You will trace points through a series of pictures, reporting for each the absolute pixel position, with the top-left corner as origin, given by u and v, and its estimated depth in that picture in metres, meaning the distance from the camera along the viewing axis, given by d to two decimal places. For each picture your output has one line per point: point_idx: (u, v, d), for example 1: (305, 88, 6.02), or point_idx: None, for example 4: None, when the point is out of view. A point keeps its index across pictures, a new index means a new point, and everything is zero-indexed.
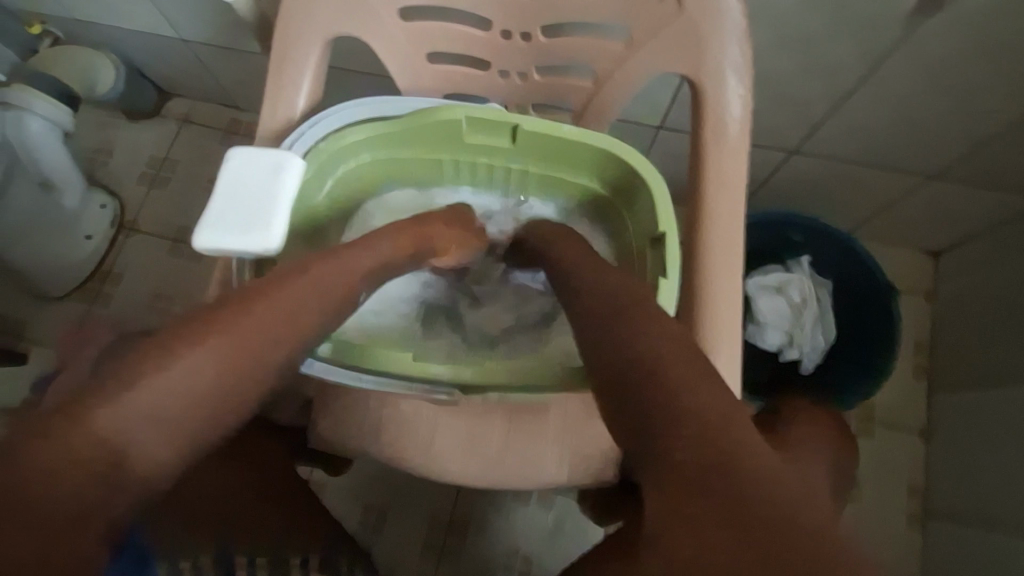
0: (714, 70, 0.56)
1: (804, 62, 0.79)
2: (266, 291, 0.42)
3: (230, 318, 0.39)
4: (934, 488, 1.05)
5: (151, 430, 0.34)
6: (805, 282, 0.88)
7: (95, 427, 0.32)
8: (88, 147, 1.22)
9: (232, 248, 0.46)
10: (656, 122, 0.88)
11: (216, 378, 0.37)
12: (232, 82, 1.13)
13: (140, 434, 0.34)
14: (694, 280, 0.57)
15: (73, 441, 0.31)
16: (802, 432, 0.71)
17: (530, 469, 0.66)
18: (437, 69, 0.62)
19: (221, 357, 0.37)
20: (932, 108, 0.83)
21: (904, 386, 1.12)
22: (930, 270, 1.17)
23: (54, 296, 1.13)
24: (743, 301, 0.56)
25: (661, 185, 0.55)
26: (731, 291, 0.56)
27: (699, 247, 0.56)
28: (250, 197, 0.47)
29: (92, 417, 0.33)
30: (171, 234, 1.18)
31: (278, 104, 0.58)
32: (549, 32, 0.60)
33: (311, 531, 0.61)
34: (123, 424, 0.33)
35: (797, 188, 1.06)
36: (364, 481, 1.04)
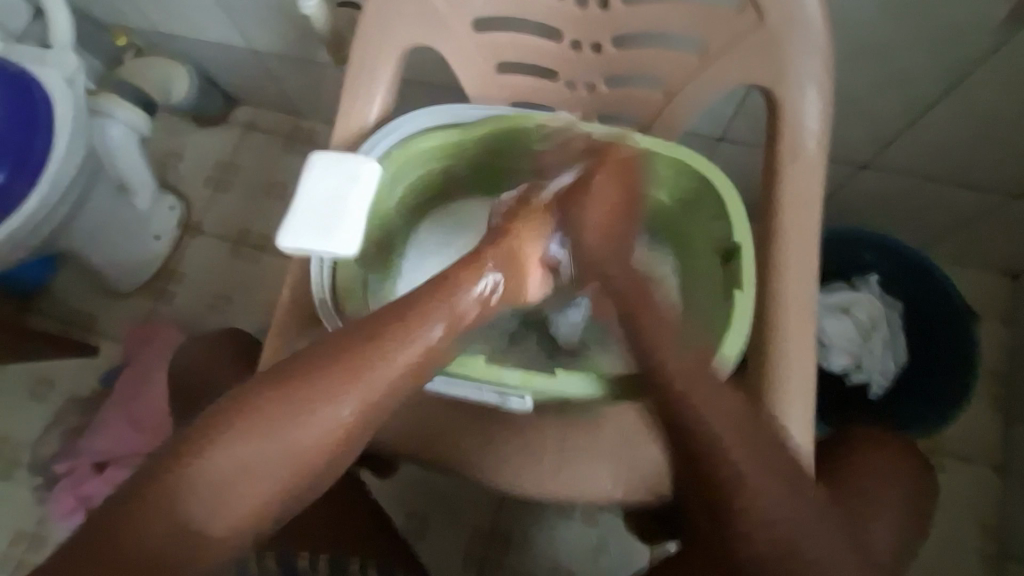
0: (792, 83, 0.55)
1: (880, 74, 0.76)
2: (350, 348, 0.45)
3: (289, 403, 0.43)
4: (1011, 530, 0.98)
5: (237, 504, 0.42)
6: (873, 302, 0.85)
7: (189, 508, 0.40)
8: (160, 152, 1.29)
9: (314, 249, 0.47)
10: (717, 134, 0.86)
11: (280, 463, 0.42)
12: (296, 91, 1.17)
13: (228, 508, 0.41)
14: (767, 296, 0.55)
15: (173, 520, 0.40)
16: (871, 461, 0.68)
17: (585, 485, 0.65)
18: (505, 80, 0.62)
19: (278, 447, 0.43)
20: (1019, 123, 0.79)
21: (977, 417, 1.05)
22: (1007, 294, 1.10)
23: (122, 292, 1.19)
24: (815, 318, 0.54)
25: (733, 196, 0.55)
26: (806, 309, 0.54)
27: (773, 263, 0.55)
28: (329, 204, 0.48)
29: (186, 497, 0.41)
30: (233, 236, 1.23)
31: (353, 113, 0.59)
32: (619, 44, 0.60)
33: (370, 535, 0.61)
34: (214, 502, 0.41)
35: (863, 204, 1.01)
36: (408, 487, 1.05)
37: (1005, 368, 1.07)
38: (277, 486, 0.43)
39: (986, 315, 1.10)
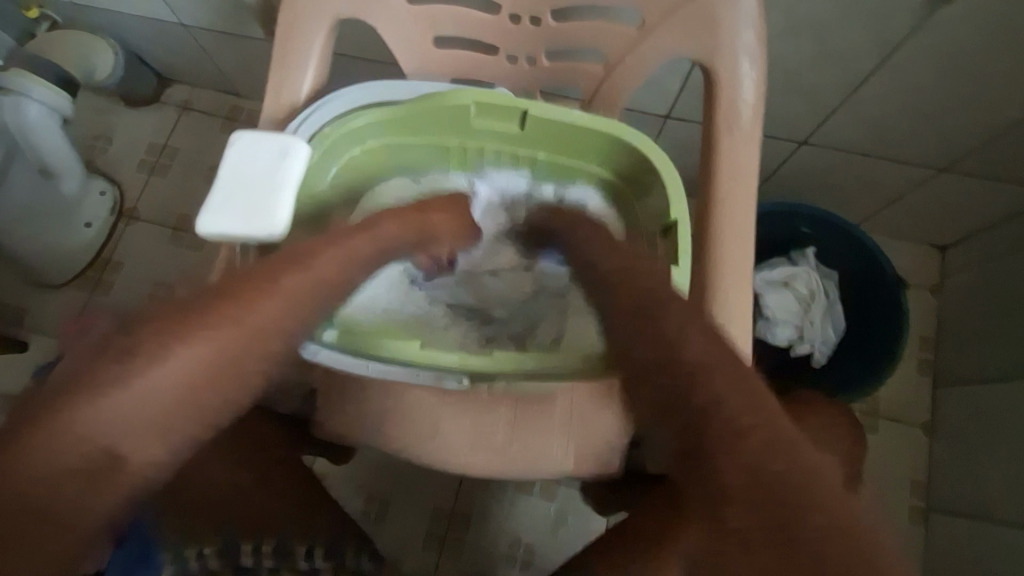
0: (728, 57, 0.55)
1: (815, 52, 0.77)
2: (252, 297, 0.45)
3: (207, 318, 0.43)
4: (937, 482, 1.05)
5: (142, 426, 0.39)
6: (812, 276, 0.88)
7: (81, 426, 0.37)
8: (87, 134, 1.21)
9: (234, 231, 0.46)
10: (663, 111, 0.86)
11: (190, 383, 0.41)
12: (233, 68, 1.11)
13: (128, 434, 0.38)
14: (707, 274, 0.55)
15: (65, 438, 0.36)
16: None
17: (536, 459, 0.66)
18: (445, 55, 0.61)
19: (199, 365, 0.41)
20: (944, 99, 0.82)
21: (909, 380, 1.12)
22: (936, 264, 1.17)
23: (53, 285, 1.12)
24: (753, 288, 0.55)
25: (677, 181, 0.55)
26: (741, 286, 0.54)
27: (709, 234, 0.55)
28: (255, 181, 0.47)
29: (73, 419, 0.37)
30: (172, 221, 1.17)
31: (283, 88, 0.57)
32: (559, 16, 0.59)
33: (318, 520, 0.60)
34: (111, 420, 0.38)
35: (804, 179, 1.05)
36: (366, 472, 1.04)
37: (934, 333, 1.14)
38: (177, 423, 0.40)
39: (917, 283, 1.16)
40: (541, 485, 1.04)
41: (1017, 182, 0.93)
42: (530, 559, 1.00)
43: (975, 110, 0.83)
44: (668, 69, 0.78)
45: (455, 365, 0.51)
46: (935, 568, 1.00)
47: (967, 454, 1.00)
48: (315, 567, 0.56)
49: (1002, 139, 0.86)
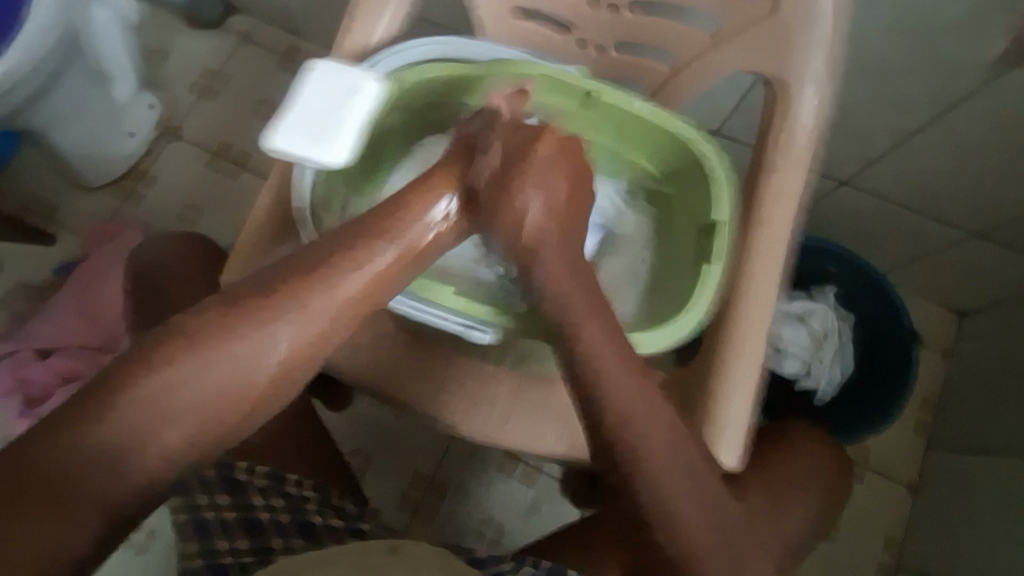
0: (795, 78, 0.56)
1: (877, 93, 0.78)
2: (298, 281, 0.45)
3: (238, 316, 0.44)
4: (909, 543, 1.06)
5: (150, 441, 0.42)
6: (829, 314, 0.88)
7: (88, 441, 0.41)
8: (146, 47, 1.23)
9: (303, 154, 0.47)
10: (714, 125, 0.87)
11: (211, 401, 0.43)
12: (301, 8, 1.12)
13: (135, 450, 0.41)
14: (729, 292, 0.56)
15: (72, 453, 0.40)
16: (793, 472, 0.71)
17: (530, 435, 0.66)
18: (518, 27, 0.62)
19: (214, 383, 0.43)
20: (993, 165, 0.82)
21: (901, 438, 1.12)
22: (950, 328, 1.17)
23: (89, 186, 1.15)
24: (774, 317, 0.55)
25: (726, 191, 0.56)
26: (765, 303, 0.55)
27: (739, 252, 0.56)
28: (323, 111, 0.48)
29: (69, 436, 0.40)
30: (212, 147, 1.19)
31: (357, 30, 0.58)
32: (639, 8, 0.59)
33: (308, 454, 0.62)
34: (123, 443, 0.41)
35: (837, 219, 1.05)
36: (356, 423, 1.06)
37: (935, 396, 1.14)
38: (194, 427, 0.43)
39: (928, 344, 1.16)
40: (523, 469, 1.05)
41: None
42: (499, 538, 1.02)
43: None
44: (730, 82, 0.78)
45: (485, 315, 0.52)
46: None
47: (945, 521, 1.00)
48: (304, 497, 0.56)
49: None
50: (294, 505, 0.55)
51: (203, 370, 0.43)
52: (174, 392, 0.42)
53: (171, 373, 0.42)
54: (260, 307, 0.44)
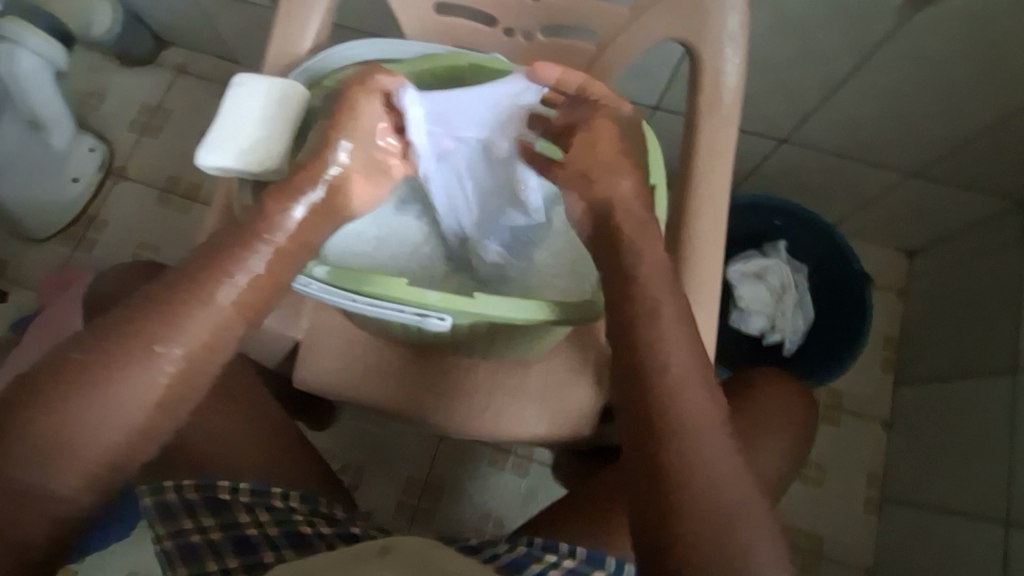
0: (714, 41, 0.58)
1: (800, 49, 0.81)
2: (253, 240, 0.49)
3: (138, 318, 0.46)
4: (893, 475, 1.09)
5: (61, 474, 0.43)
6: (783, 269, 0.92)
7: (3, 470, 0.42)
8: (79, 91, 1.20)
9: (234, 168, 0.48)
10: (652, 101, 0.90)
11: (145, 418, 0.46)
12: (233, 34, 1.12)
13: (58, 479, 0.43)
14: (684, 233, 0.58)
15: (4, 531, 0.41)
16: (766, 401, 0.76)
17: (509, 421, 0.68)
18: (442, 22, 0.63)
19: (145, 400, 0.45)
20: (917, 104, 0.86)
21: (871, 378, 1.16)
22: (903, 269, 1.21)
23: (36, 237, 1.12)
24: (724, 248, 0.58)
25: (659, 157, 0.58)
26: (716, 232, 0.58)
27: (689, 197, 0.58)
28: (251, 124, 0.49)
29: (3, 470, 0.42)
30: (160, 182, 1.17)
31: (286, 40, 0.58)
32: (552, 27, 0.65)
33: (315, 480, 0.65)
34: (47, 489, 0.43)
35: (784, 177, 1.09)
36: (344, 438, 1.06)
37: (897, 335, 1.18)
38: (126, 440, 0.45)
39: (885, 286, 1.21)
40: (513, 459, 1.06)
41: (983, 191, 0.98)
42: (499, 531, 1.03)
43: (948, 118, 0.87)
44: (660, 55, 0.81)
45: (439, 302, 0.49)
46: (887, 557, 1.05)
47: (922, 451, 1.05)
48: (291, 507, 0.59)
49: (969, 148, 0.91)
50: (282, 516, 0.58)
51: (100, 399, 0.44)
52: (108, 413, 0.44)
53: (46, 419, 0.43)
54: (158, 318, 0.46)
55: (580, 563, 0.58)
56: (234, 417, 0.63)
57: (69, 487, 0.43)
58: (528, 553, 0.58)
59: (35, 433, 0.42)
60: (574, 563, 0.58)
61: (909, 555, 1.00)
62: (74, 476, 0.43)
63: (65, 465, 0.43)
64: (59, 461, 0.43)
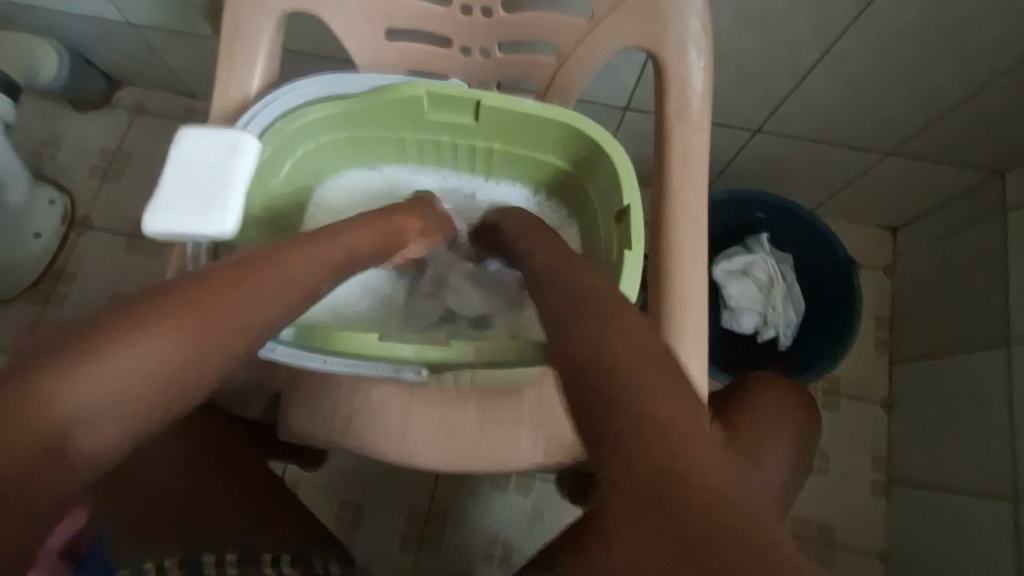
0: (676, 45, 0.57)
1: (765, 39, 0.80)
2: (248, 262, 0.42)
3: (226, 281, 0.40)
4: (897, 455, 1.09)
5: (118, 411, 0.32)
6: (769, 262, 0.91)
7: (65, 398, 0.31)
8: (33, 142, 1.16)
9: (181, 230, 0.44)
10: (622, 103, 0.88)
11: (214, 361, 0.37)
12: (186, 69, 1.08)
13: (115, 417, 0.32)
14: (663, 250, 0.56)
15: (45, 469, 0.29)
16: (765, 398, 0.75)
17: (505, 452, 0.65)
18: (396, 48, 0.60)
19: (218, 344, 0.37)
20: (887, 84, 0.85)
21: (866, 358, 1.15)
22: (888, 247, 1.21)
23: (3, 298, 1.08)
24: (706, 259, 0.56)
25: (630, 173, 0.55)
26: (696, 246, 0.56)
27: (664, 209, 0.57)
28: (200, 181, 0.46)
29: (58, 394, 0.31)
30: (127, 228, 1.13)
31: (231, 82, 0.55)
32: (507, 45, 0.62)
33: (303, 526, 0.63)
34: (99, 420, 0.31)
35: (760, 166, 1.08)
36: (341, 475, 1.03)
37: (888, 313, 1.18)
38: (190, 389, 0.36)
39: (871, 264, 1.20)
40: (515, 478, 1.04)
41: (959, 163, 0.97)
42: (508, 554, 1.00)
43: (921, 94, 0.86)
44: (624, 59, 0.79)
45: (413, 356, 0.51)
46: (900, 539, 1.04)
47: (924, 429, 1.04)
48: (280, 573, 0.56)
49: (944, 121, 0.90)
50: None
51: (184, 335, 0.35)
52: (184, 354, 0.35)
53: (121, 349, 0.33)
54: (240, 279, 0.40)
55: None
56: (212, 479, 0.63)
57: (124, 431, 0.32)
58: None
59: (101, 363, 0.32)
60: None
61: (923, 536, 0.99)
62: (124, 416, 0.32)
63: (120, 405, 0.32)
64: (121, 393, 0.32)
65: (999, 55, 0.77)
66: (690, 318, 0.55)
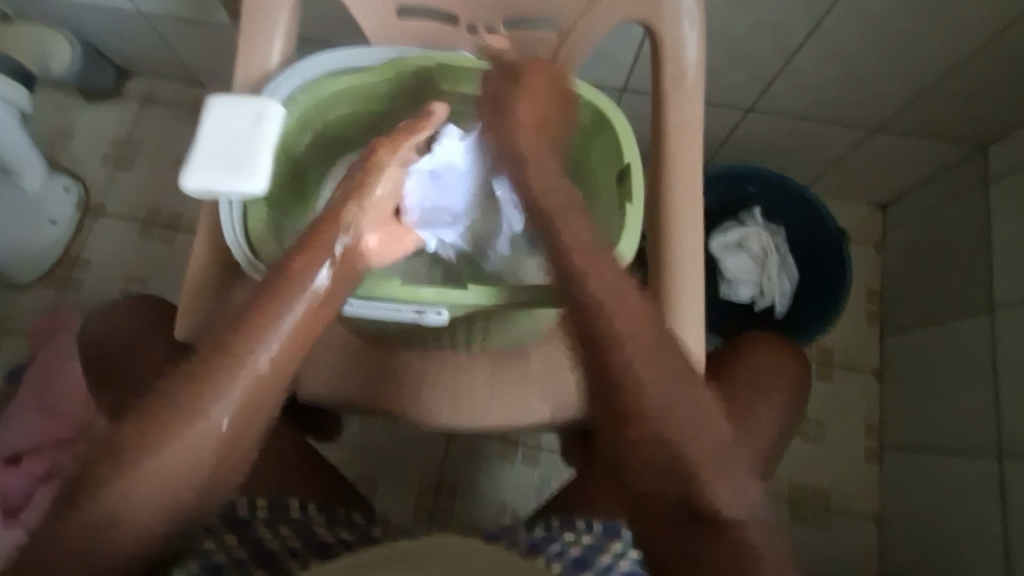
0: (670, 18, 0.60)
1: (756, 18, 0.83)
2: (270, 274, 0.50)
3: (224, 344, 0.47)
4: (888, 423, 1.13)
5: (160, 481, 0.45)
6: (763, 234, 0.94)
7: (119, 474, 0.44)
8: (47, 132, 1.19)
9: (219, 189, 0.48)
10: (620, 82, 0.92)
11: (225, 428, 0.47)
12: (194, 58, 1.11)
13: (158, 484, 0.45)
14: (662, 209, 0.60)
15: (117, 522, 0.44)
16: (759, 360, 0.78)
17: (514, 411, 0.68)
18: (406, 26, 0.64)
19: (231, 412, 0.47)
20: (873, 60, 0.89)
21: (859, 330, 1.19)
22: (879, 222, 1.24)
23: (21, 283, 1.11)
24: (703, 218, 0.60)
25: (630, 137, 0.59)
26: (693, 204, 0.59)
27: (663, 171, 0.60)
28: (233, 144, 0.49)
29: (113, 474, 0.44)
30: (141, 215, 1.17)
31: (253, 57, 0.59)
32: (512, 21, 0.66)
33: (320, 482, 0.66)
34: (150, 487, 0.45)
35: (754, 144, 1.12)
36: (354, 448, 1.07)
37: (880, 286, 1.21)
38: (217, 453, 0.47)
39: (863, 240, 1.24)
40: (522, 450, 1.08)
41: (945, 137, 1.01)
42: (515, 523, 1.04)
43: (902, 71, 0.90)
44: (622, 37, 0.82)
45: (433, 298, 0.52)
46: (892, 502, 1.08)
47: (913, 397, 1.08)
48: (309, 518, 0.60)
49: (928, 97, 0.93)
50: (302, 528, 0.59)
51: (194, 418, 0.46)
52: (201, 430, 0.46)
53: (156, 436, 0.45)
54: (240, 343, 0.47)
55: (597, 538, 0.61)
56: None
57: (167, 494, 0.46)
58: (547, 534, 0.62)
59: (142, 447, 0.45)
60: (592, 538, 0.61)
61: (913, 499, 1.03)
62: (171, 486, 0.46)
63: (160, 477, 0.45)
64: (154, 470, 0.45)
65: (979, 29, 0.80)
66: (689, 272, 0.58)
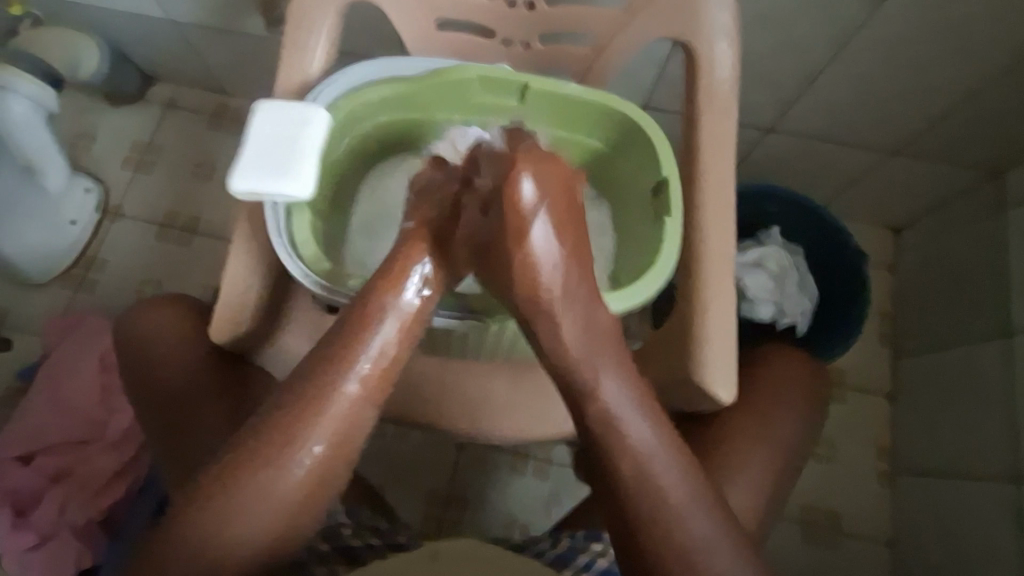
0: (705, 36, 0.61)
1: (779, 40, 0.85)
2: None
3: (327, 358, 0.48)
4: (900, 446, 1.12)
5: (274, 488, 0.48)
6: (781, 253, 0.95)
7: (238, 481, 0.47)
8: (69, 133, 1.20)
9: (265, 191, 0.49)
10: (643, 100, 0.93)
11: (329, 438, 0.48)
12: (221, 64, 1.13)
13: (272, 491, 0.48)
14: (693, 222, 0.60)
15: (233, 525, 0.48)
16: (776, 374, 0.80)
17: (538, 422, 0.68)
18: (444, 37, 0.65)
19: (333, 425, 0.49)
20: (893, 84, 0.90)
21: (872, 352, 1.19)
22: (892, 246, 1.25)
23: (38, 282, 1.11)
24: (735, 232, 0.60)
25: (666, 150, 0.60)
26: (724, 218, 0.60)
27: (695, 185, 0.61)
28: (279, 148, 0.50)
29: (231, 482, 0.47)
30: (159, 218, 1.17)
31: (295, 63, 0.60)
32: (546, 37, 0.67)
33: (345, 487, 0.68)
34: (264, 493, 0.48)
35: (771, 164, 1.13)
36: (365, 457, 1.06)
37: (893, 309, 1.22)
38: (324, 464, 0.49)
39: (875, 262, 1.24)
40: (532, 464, 1.07)
41: (960, 162, 1.02)
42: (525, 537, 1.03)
43: (918, 96, 0.92)
44: (650, 56, 0.84)
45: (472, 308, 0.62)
46: (904, 525, 1.08)
47: (926, 419, 1.08)
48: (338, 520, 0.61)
49: (945, 122, 0.95)
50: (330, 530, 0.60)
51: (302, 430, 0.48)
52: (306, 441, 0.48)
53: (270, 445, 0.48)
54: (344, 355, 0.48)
55: None
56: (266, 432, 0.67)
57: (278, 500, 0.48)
58: (572, 545, 0.62)
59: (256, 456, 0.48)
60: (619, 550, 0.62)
61: (926, 522, 1.03)
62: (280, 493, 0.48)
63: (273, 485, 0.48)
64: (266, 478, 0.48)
65: (997, 58, 0.82)
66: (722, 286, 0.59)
